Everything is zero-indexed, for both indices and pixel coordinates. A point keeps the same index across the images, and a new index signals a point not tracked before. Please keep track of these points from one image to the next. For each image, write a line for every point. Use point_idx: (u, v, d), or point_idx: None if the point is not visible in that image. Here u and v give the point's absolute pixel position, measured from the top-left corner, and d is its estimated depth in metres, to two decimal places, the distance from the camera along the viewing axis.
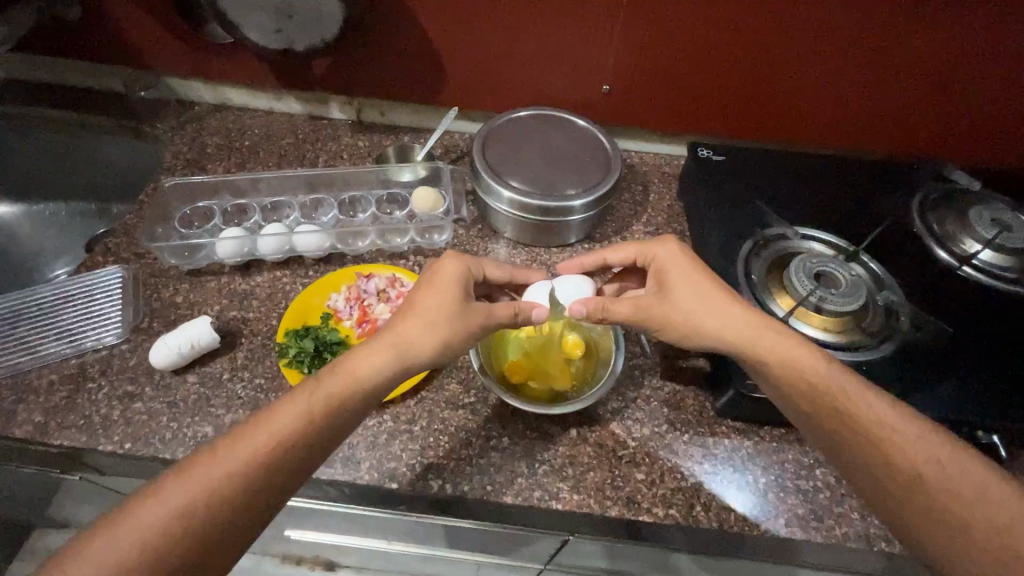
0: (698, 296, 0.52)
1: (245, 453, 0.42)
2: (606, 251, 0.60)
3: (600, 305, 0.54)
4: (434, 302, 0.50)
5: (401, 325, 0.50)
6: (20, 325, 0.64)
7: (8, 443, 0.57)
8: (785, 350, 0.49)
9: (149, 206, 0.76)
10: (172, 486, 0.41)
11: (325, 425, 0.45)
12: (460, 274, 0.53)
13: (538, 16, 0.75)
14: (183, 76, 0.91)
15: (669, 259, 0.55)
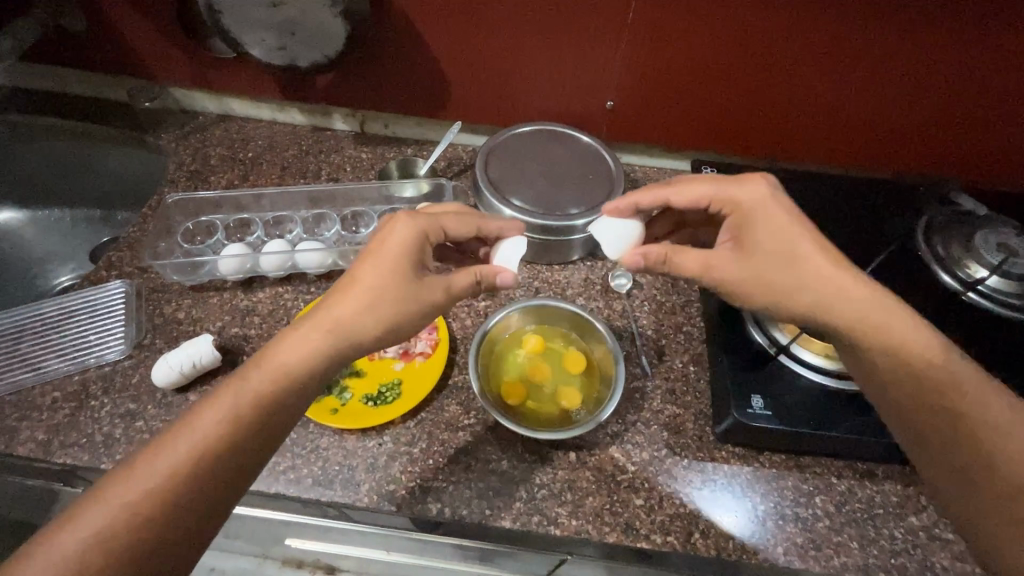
0: (788, 257, 0.48)
1: (177, 455, 0.40)
2: (671, 193, 0.55)
3: (663, 255, 0.51)
4: (381, 272, 0.48)
5: (339, 306, 0.47)
6: (24, 340, 0.64)
7: (11, 460, 0.58)
8: (870, 310, 0.46)
9: (153, 220, 0.76)
10: (92, 508, 0.38)
11: (261, 412, 0.43)
12: (406, 239, 0.50)
13: (542, 33, 0.75)
14: (187, 86, 0.91)
15: (757, 210, 0.50)
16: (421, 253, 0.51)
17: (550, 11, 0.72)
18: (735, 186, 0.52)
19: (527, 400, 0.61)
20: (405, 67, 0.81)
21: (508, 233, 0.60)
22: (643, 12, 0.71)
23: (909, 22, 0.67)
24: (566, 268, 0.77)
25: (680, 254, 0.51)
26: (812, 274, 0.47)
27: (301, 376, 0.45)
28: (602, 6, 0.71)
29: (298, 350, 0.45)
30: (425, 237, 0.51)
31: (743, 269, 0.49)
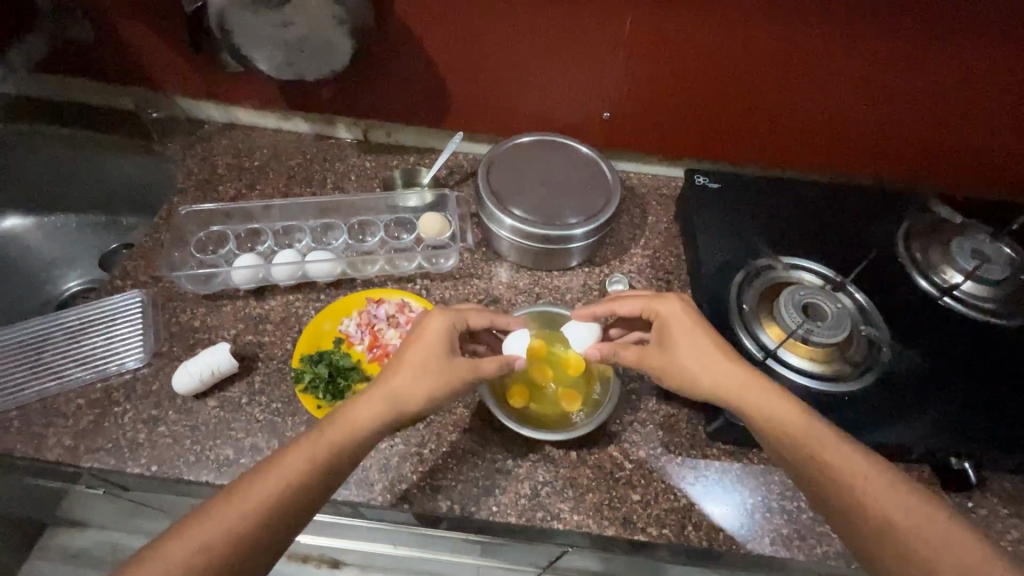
0: (699, 356, 0.56)
1: (257, 500, 0.46)
2: (615, 301, 0.64)
3: (612, 349, 0.60)
4: (426, 357, 0.56)
5: (392, 376, 0.55)
6: (46, 349, 0.67)
7: (40, 464, 0.61)
8: (776, 410, 0.52)
9: (166, 232, 0.79)
10: (175, 541, 0.44)
11: (329, 472, 0.49)
12: (448, 325, 0.59)
13: (543, 47, 0.78)
14: (193, 96, 0.92)
15: (671, 319, 0.59)
16: (453, 337, 0.59)
17: (549, 27, 0.75)
18: (656, 299, 0.61)
19: (530, 402, 0.65)
20: (407, 80, 0.83)
21: (515, 327, 0.66)
22: (637, 30, 0.74)
23: (890, 39, 0.70)
24: (564, 274, 0.81)
25: (624, 348, 0.60)
26: (724, 373, 0.55)
27: (363, 441, 0.51)
28: (602, 22, 0.74)
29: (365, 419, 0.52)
30: (456, 325, 0.60)
31: (665, 364, 0.58)
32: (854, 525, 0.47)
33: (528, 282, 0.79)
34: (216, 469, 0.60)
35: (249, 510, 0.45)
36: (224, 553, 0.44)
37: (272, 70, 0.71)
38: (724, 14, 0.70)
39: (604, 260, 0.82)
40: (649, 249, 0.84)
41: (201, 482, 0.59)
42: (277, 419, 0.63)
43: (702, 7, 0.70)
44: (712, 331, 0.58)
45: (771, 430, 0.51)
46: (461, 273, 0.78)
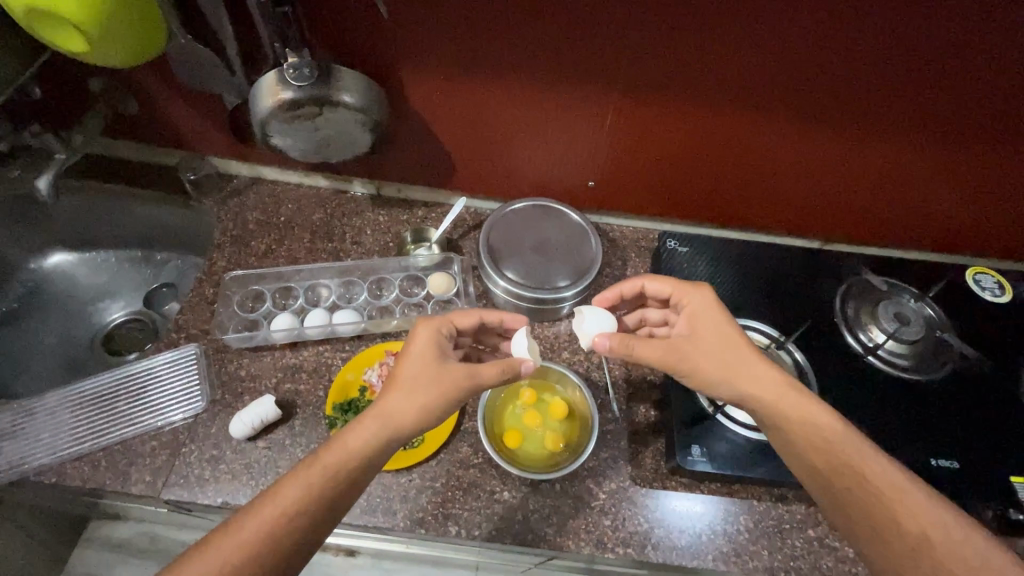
0: (726, 345, 0.66)
1: (256, 522, 0.53)
2: (648, 279, 0.76)
3: (625, 343, 0.67)
4: (413, 370, 0.64)
5: (385, 394, 0.63)
6: (122, 397, 0.80)
7: (126, 495, 0.75)
8: (803, 408, 0.63)
9: (212, 288, 0.92)
10: (205, 555, 0.52)
11: (320, 492, 0.56)
12: (430, 341, 0.67)
13: (539, 132, 0.88)
14: (225, 156, 1.04)
15: (703, 306, 0.70)
16: (439, 347, 0.67)
17: (542, 119, 0.86)
18: (688, 291, 0.72)
19: (522, 440, 0.79)
20: (417, 152, 0.94)
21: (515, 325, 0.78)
22: (619, 122, 0.85)
23: (836, 137, 0.82)
24: (554, 323, 0.93)
25: (640, 344, 0.67)
26: (753, 367, 0.65)
27: (353, 461, 0.58)
28: (591, 117, 0.84)
29: (355, 440, 0.59)
30: (439, 337, 0.68)
31: (694, 350, 0.66)
32: (866, 516, 0.57)
33: None
34: None
35: (250, 531, 0.53)
36: (228, 570, 0.51)
37: (303, 157, 0.82)
38: (694, 113, 0.81)
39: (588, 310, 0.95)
40: None
41: None
42: None
43: (679, 108, 0.81)
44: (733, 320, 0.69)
45: (801, 425, 0.62)
46: None
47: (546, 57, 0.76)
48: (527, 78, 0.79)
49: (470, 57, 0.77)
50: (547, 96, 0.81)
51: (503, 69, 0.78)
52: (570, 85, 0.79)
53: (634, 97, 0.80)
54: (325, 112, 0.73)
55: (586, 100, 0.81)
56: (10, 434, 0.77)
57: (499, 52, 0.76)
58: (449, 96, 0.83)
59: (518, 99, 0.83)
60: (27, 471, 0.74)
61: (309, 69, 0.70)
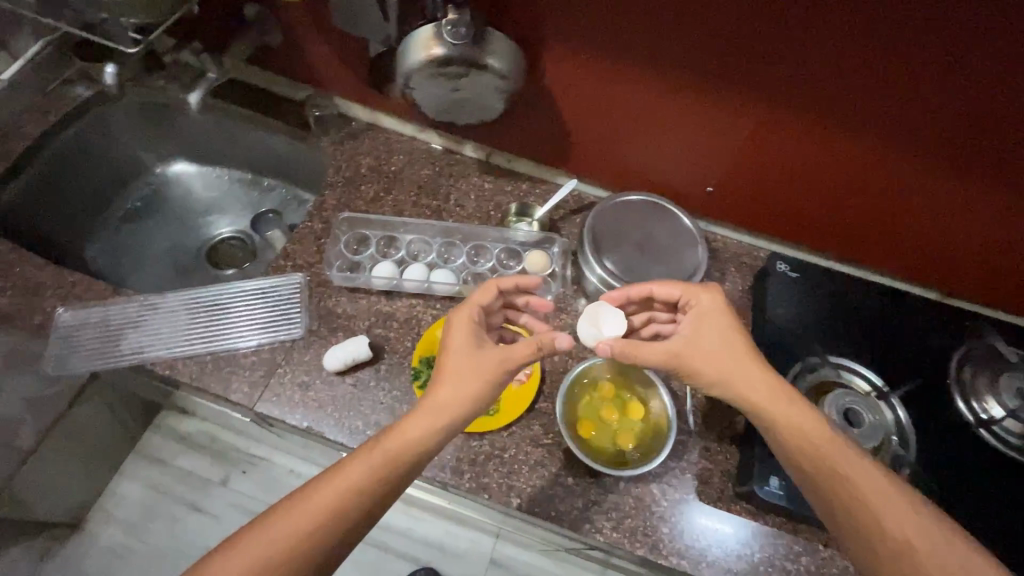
0: (728, 350, 0.67)
1: (319, 501, 0.57)
2: (654, 284, 0.76)
3: (629, 347, 0.67)
4: (457, 363, 0.65)
5: (435, 387, 0.64)
6: (232, 309, 0.86)
7: (225, 401, 0.81)
8: (795, 414, 0.64)
9: (321, 225, 0.96)
10: (266, 528, 0.56)
11: (380, 474, 0.59)
12: (467, 333, 0.68)
13: (665, 127, 0.85)
14: (349, 98, 1.06)
15: (712, 309, 0.70)
16: (479, 340, 0.68)
17: (670, 116, 0.83)
18: (694, 291, 0.73)
19: (593, 432, 0.80)
20: (537, 125, 0.93)
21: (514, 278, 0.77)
22: (749, 132, 0.81)
23: (986, 188, 0.75)
24: None
25: (641, 349, 0.67)
26: (753, 377, 0.65)
27: (411, 447, 0.61)
28: (726, 121, 0.81)
29: (410, 428, 0.62)
30: (480, 332, 0.68)
31: (694, 348, 0.67)
32: (855, 518, 0.59)
33: None
34: (349, 433, 0.79)
35: (312, 509, 0.56)
36: (294, 544, 0.55)
37: (433, 114, 0.83)
38: (832, 136, 0.77)
39: None
40: None
41: (339, 440, 0.78)
42: (397, 404, 0.81)
43: (820, 127, 0.76)
44: (736, 323, 0.69)
45: (805, 441, 0.62)
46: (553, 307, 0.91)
47: (693, 51, 0.73)
48: (667, 69, 0.76)
49: (616, 39, 0.75)
50: (684, 92, 0.78)
51: (646, 57, 0.75)
52: (710, 84, 0.76)
53: (773, 107, 0.76)
54: (471, 74, 0.73)
55: (724, 102, 0.78)
56: (135, 323, 0.84)
57: (647, 38, 0.73)
58: (585, 75, 0.81)
59: (653, 91, 0.80)
60: (150, 360, 0.81)
61: (466, 27, 0.69)
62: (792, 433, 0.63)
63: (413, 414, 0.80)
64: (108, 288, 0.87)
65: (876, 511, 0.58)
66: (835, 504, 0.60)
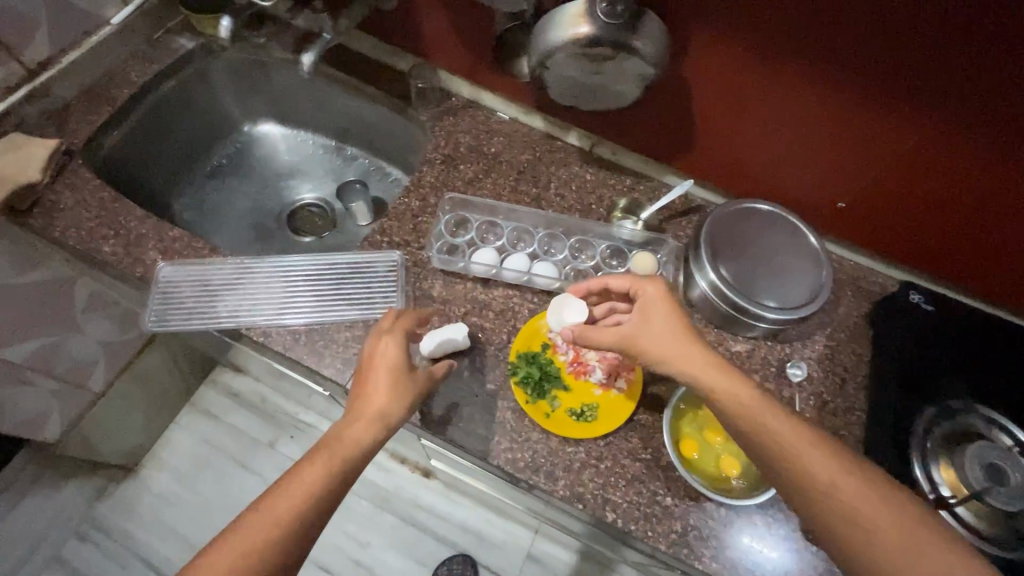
0: (668, 336, 0.66)
1: (266, 525, 0.58)
2: (609, 277, 0.75)
3: (584, 332, 0.71)
4: (382, 378, 0.69)
5: (370, 398, 0.67)
6: (327, 281, 0.84)
7: (316, 375, 0.79)
8: (744, 403, 0.61)
9: (418, 203, 0.93)
10: (214, 558, 0.57)
11: (337, 474, 0.63)
12: (398, 351, 0.71)
13: (798, 132, 0.79)
14: (453, 72, 1.02)
15: (657, 299, 0.69)
16: (401, 350, 0.72)
17: (809, 117, 0.76)
18: (642, 282, 0.72)
19: (695, 453, 0.76)
20: (661, 119, 0.87)
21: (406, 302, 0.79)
22: (897, 144, 0.73)
23: None
24: (748, 341, 0.86)
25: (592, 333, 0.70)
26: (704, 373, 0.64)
27: (360, 450, 0.65)
28: (869, 133, 0.74)
29: (356, 434, 0.65)
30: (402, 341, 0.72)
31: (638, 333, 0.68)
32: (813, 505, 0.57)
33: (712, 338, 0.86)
34: (442, 424, 0.76)
35: (260, 532, 0.58)
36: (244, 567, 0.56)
37: (558, 99, 0.77)
38: (995, 159, 0.68)
39: (786, 338, 0.86)
40: (833, 339, 0.86)
41: (431, 429, 0.75)
42: (491, 398, 0.78)
43: (984, 147, 0.68)
44: (681, 314, 0.68)
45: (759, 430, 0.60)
46: None
47: (848, 51, 0.66)
48: (813, 68, 0.70)
49: (765, 31, 0.69)
50: (827, 95, 0.72)
51: (794, 53, 0.70)
52: (859, 90, 0.70)
53: (931, 118, 0.68)
54: (617, 58, 0.67)
55: (872, 111, 0.71)
56: (232, 286, 0.83)
57: (801, 32, 0.67)
58: (722, 67, 0.76)
59: (793, 91, 0.74)
60: (247, 326, 0.80)
61: (622, 7, 0.64)
62: (745, 410, 0.60)
63: (507, 411, 0.77)
64: (206, 247, 0.86)
65: (842, 495, 0.56)
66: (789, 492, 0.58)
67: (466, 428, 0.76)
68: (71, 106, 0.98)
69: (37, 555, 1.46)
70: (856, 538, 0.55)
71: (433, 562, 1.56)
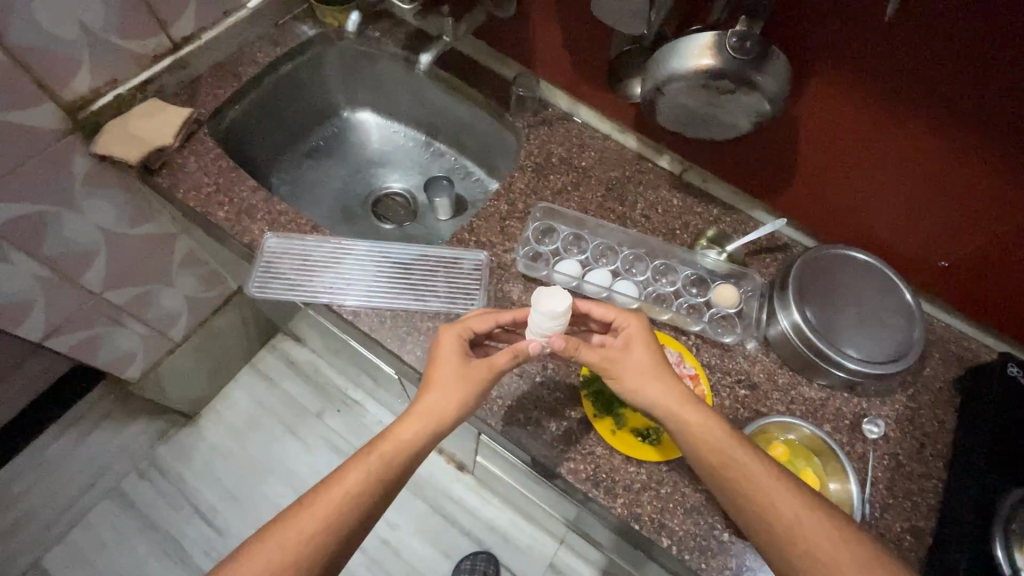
0: (649, 363, 0.73)
1: (293, 538, 0.65)
2: (591, 304, 0.78)
3: (576, 346, 0.73)
4: (448, 373, 0.73)
5: (430, 394, 0.72)
6: (414, 271, 0.88)
7: (396, 358, 0.83)
8: (699, 423, 0.69)
9: (508, 207, 0.96)
10: (251, 560, 0.64)
11: (398, 457, 0.70)
12: (456, 345, 0.75)
13: (909, 183, 0.78)
14: (556, 84, 1.05)
15: (638, 331, 0.75)
16: (463, 346, 0.76)
17: (911, 171, 0.77)
18: (622, 316, 0.77)
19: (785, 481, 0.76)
20: (764, 155, 0.88)
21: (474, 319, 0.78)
22: (985, 205, 0.74)
23: None
24: (822, 389, 0.84)
25: (586, 349, 0.74)
26: (672, 404, 0.70)
27: (415, 442, 0.71)
28: (987, 194, 0.72)
29: (410, 428, 0.71)
30: (461, 337, 0.76)
31: (624, 361, 0.73)
32: (763, 527, 0.64)
33: (786, 381, 0.84)
34: (509, 424, 0.78)
35: (285, 539, 0.65)
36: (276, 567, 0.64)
37: (662, 125, 0.78)
38: None
39: (865, 393, 0.84)
40: (913, 400, 0.84)
41: (497, 428, 0.78)
42: (558, 405, 0.79)
43: None
44: (656, 351, 0.74)
45: (713, 456, 0.67)
46: (732, 349, 0.85)
47: (980, 108, 0.66)
48: (939, 120, 0.69)
49: (896, 78, 0.69)
50: (952, 154, 0.71)
51: (925, 103, 0.69)
52: (984, 154, 0.69)
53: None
54: (737, 93, 0.68)
55: (996, 175, 0.70)
56: (330, 264, 0.88)
57: (934, 88, 0.67)
58: (844, 111, 0.76)
59: (915, 139, 0.73)
60: (340, 304, 0.84)
61: (753, 43, 0.65)
62: (694, 435, 0.68)
63: (574, 422, 0.78)
64: (309, 224, 0.91)
65: (771, 501, 0.65)
66: (745, 515, 0.66)
67: (532, 432, 0.78)
68: (203, 78, 1.07)
69: (100, 484, 1.58)
70: (776, 537, 0.64)
71: (456, 554, 1.59)
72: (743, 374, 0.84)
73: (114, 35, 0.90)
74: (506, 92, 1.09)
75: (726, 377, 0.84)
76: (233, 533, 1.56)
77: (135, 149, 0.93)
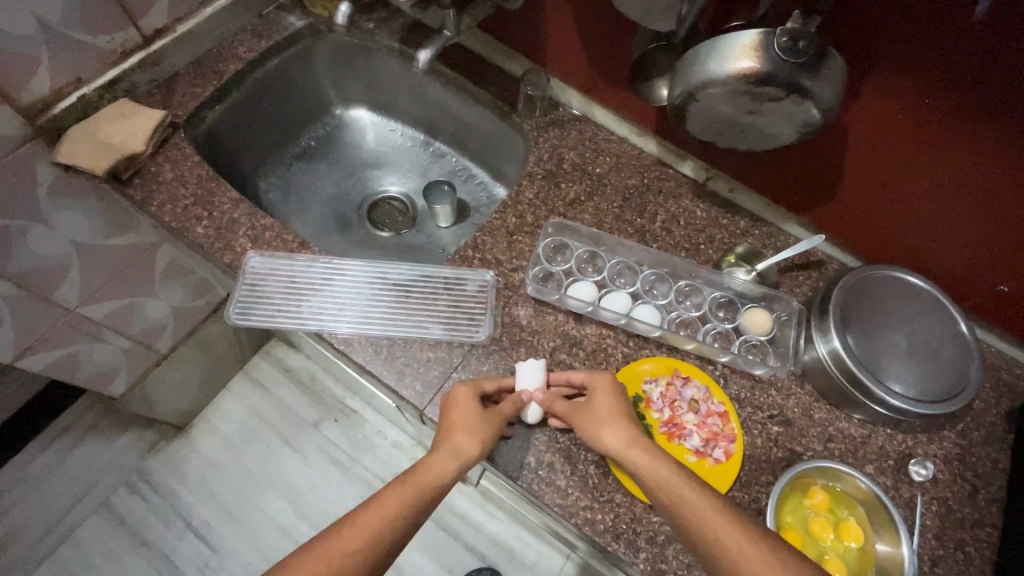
0: (614, 415, 0.66)
1: None
2: (570, 371, 0.73)
3: (549, 400, 0.70)
4: (464, 414, 0.67)
5: (450, 437, 0.66)
6: (412, 294, 0.80)
7: (395, 393, 0.75)
8: (682, 487, 0.60)
9: (516, 220, 0.87)
10: None
11: (422, 503, 0.61)
12: (471, 394, 0.69)
13: (961, 199, 0.70)
14: (568, 82, 0.95)
15: (606, 387, 0.69)
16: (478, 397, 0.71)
17: (964, 186, 0.68)
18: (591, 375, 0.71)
19: (828, 534, 0.69)
20: (800, 164, 0.79)
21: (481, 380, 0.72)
22: None
23: None
24: (864, 425, 0.76)
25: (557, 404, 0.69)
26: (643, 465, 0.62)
27: (437, 483, 0.63)
28: None
29: (437, 469, 0.63)
30: (477, 389, 0.71)
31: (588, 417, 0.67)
32: None
33: (823, 416, 0.76)
34: (519, 469, 0.70)
35: None
36: None
37: (691, 133, 0.69)
38: None
39: (911, 430, 0.76)
40: (964, 437, 0.76)
41: (507, 473, 0.70)
42: (573, 447, 0.72)
43: None
44: (627, 405, 0.68)
45: (692, 524, 0.57)
46: (763, 381, 0.77)
47: None
48: (1000, 132, 0.61)
49: (953, 84, 0.60)
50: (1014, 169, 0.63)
51: (987, 111, 0.60)
52: None
53: None
54: (785, 100, 0.59)
55: None
56: (319, 287, 0.80)
57: (996, 96, 0.59)
58: (892, 120, 0.67)
59: (980, 151, 0.64)
60: (329, 332, 0.76)
61: (806, 43, 0.57)
62: (669, 497, 0.59)
63: (591, 465, 0.71)
64: (297, 240, 0.83)
65: (740, 553, 0.55)
66: None
67: (545, 477, 0.70)
68: (180, 76, 0.97)
69: (89, 499, 1.51)
70: None
71: (459, 570, 1.53)
72: (777, 410, 0.76)
73: (76, 31, 0.80)
74: (513, 90, 1.00)
75: (758, 413, 0.76)
76: (228, 549, 1.50)
77: (105, 158, 0.84)
